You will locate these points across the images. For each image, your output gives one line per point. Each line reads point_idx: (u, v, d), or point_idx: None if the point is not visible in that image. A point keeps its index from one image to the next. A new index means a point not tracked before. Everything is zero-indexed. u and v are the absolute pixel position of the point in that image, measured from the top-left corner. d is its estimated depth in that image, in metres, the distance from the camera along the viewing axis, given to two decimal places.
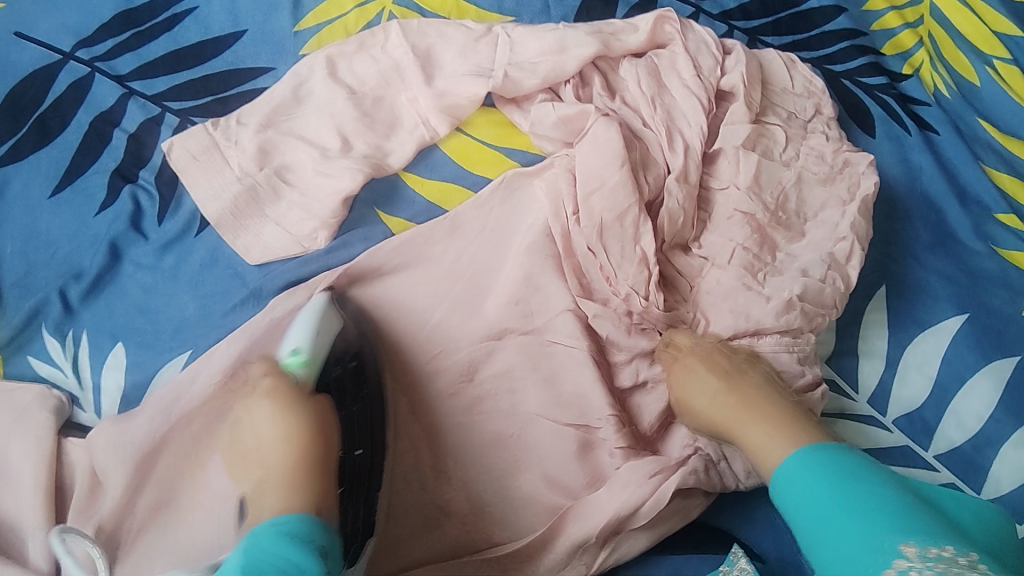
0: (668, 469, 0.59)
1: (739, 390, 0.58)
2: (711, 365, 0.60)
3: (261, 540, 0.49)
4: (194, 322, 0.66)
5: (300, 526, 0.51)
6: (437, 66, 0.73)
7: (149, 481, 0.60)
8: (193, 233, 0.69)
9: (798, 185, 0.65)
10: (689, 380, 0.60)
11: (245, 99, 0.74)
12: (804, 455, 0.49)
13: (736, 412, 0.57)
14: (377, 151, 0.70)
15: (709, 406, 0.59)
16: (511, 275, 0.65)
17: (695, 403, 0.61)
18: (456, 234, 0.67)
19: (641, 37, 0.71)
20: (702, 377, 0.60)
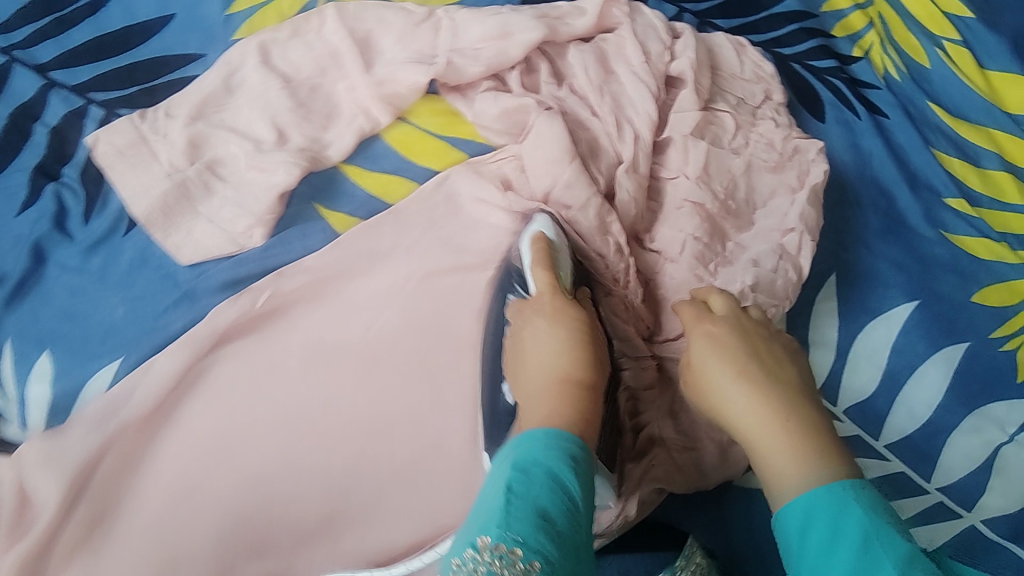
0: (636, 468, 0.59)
1: (774, 386, 0.50)
2: (740, 345, 0.52)
3: (528, 453, 0.47)
4: (125, 326, 0.62)
5: (564, 445, 0.48)
6: (376, 52, 0.70)
7: (91, 494, 0.57)
8: (121, 233, 0.65)
9: (747, 173, 0.63)
10: (722, 361, 0.51)
11: (174, 89, 0.70)
12: (844, 488, 0.42)
13: (772, 418, 0.48)
14: (314, 143, 0.67)
15: (731, 391, 0.50)
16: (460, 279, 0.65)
17: (718, 384, 0.51)
18: (402, 227, 0.66)
19: (587, 22, 0.69)
20: (729, 352, 0.52)
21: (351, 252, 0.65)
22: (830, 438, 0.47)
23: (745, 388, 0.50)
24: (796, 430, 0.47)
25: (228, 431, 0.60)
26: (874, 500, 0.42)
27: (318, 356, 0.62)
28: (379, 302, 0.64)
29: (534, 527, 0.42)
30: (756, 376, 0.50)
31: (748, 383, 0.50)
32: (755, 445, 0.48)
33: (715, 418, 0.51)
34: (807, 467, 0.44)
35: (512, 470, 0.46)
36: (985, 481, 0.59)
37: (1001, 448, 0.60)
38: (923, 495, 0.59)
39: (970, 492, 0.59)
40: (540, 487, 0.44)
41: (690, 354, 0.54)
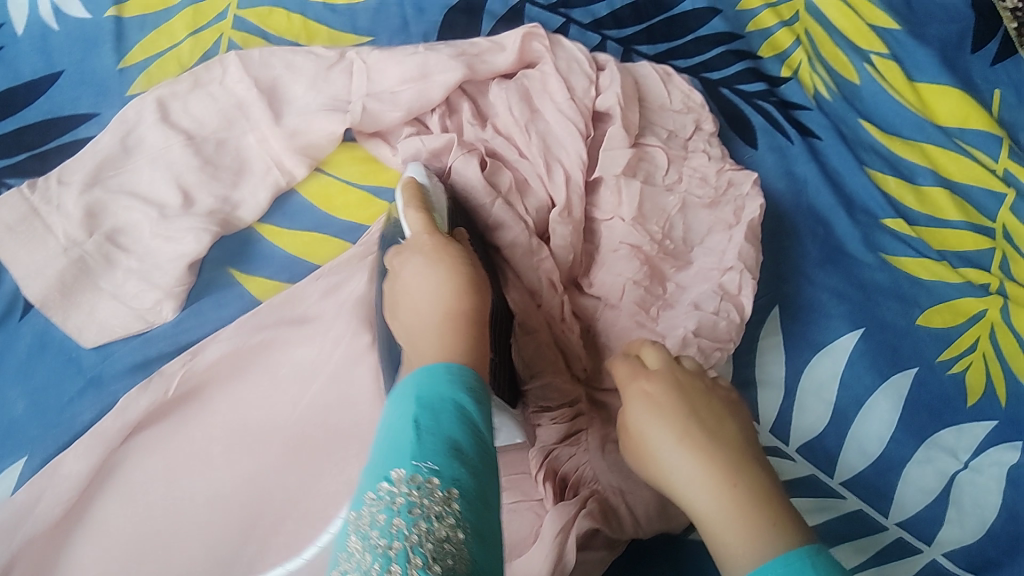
0: (572, 508, 0.53)
1: (716, 445, 0.47)
2: (677, 401, 0.50)
3: (428, 384, 0.41)
4: (27, 422, 0.57)
5: (461, 373, 0.42)
6: (285, 101, 0.65)
7: None
8: (16, 317, 0.60)
9: (682, 211, 0.61)
10: (659, 421, 0.49)
11: (67, 154, 0.64)
12: (801, 556, 0.39)
13: (718, 483, 0.45)
14: (224, 203, 0.63)
15: (672, 456, 0.47)
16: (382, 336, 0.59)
17: (659, 447, 0.48)
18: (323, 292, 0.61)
19: (508, 57, 0.65)
20: (667, 411, 0.49)
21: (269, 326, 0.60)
22: (778, 499, 0.45)
23: (686, 451, 0.47)
24: (744, 494, 0.44)
25: (149, 530, 0.55)
26: (832, 566, 0.39)
27: (241, 442, 0.58)
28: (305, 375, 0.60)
29: (447, 457, 0.37)
30: (700, 434, 0.47)
31: (689, 446, 0.47)
32: (702, 515, 0.45)
33: (660, 485, 0.49)
34: (755, 538, 0.42)
35: (412, 402, 0.40)
36: (941, 514, 0.58)
37: (954, 477, 0.59)
38: (882, 532, 0.58)
39: (928, 526, 0.58)
40: (446, 413, 0.39)
41: (629, 416, 0.51)
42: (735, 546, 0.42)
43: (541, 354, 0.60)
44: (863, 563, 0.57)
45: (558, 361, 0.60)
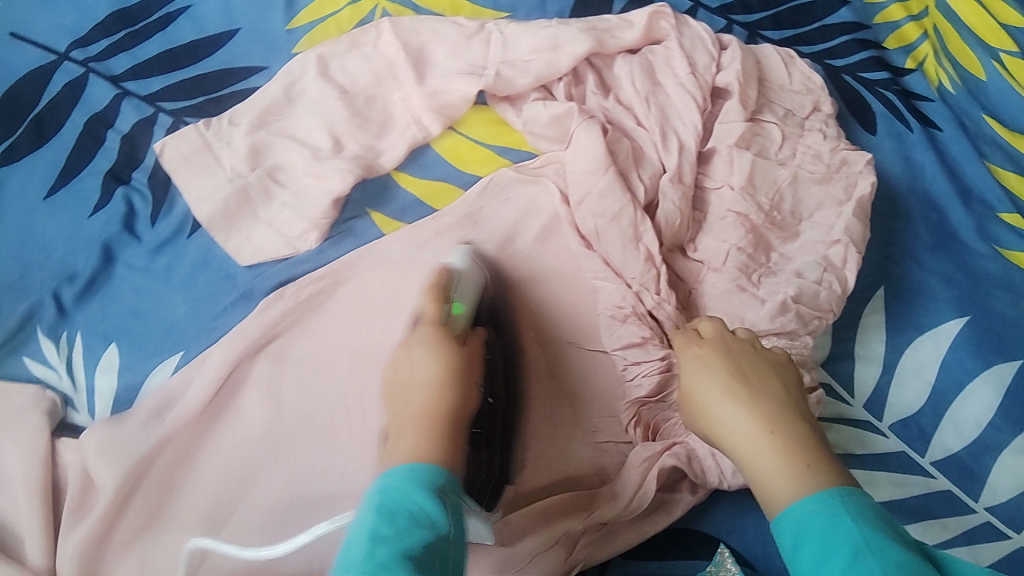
0: (654, 454, 0.59)
1: (762, 399, 0.50)
2: (728, 364, 0.53)
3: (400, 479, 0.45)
4: (187, 323, 0.66)
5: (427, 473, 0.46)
6: (429, 64, 0.72)
7: (149, 485, 0.60)
8: (185, 235, 0.68)
9: (793, 184, 0.63)
10: (705, 379, 0.53)
11: (239, 99, 0.73)
12: (831, 495, 0.42)
13: (759, 431, 0.48)
14: (369, 151, 0.70)
15: (721, 410, 0.51)
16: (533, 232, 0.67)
17: (710, 404, 0.52)
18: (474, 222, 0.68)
19: (636, 34, 0.69)
20: (716, 373, 0.52)
21: (439, 233, 0.68)
22: (819, 450, 0.47)
23: (733, 405, 0.50)
24: (782, 443, 0.47)
25: (278, 432, 0.62)
26: (863, 505, 0.42)
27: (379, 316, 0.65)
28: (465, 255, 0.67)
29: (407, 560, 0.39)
30: (743, 390, 0.51)
31: (737, 403, 0.50)
32: (745, 461, 0.48)
33: (711, 436, 0.52)
34: (794, 479, 0.45)
35: (371, 511, 0.43)
36: None
37: None
38: (970, 514, 0.58)
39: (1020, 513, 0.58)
40: (400, 522, 0.42)
41: (684, 377, 0.55)
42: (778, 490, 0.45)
43: (637, 322, 0.61)
44: (953, 541, 0.57)
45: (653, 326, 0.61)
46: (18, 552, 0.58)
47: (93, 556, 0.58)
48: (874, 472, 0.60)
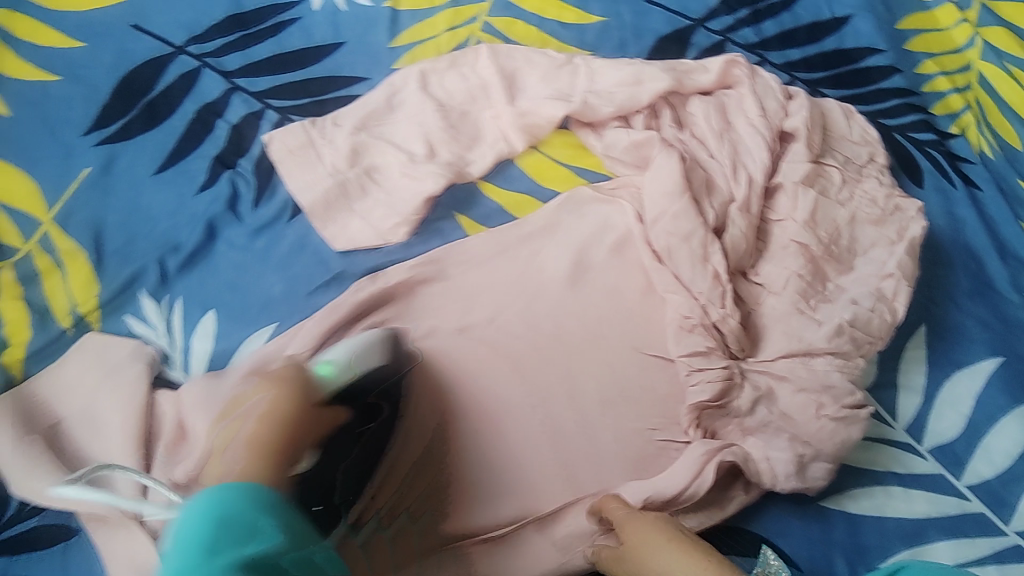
0: (712, 451, 0.63)
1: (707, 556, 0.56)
2: (662, 529, 0.58)
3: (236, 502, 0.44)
4: (281, 299, 0.70)
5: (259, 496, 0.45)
6: (519, 88, 0.79)
7: None
8: (284, 220, 0.74)
9: (850, 224, 0.70)
10: (642, 544, 0.57)
11: (342, 103, 0.80)
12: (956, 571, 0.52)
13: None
14: (458, 159, 0.76)
15: (665, 561, 0.56)
16: (609, 248, 0.72)
17: (656, 564, 0.56)
18: (554, 233, 0.74)
19: (712, 78, 0.76)
20: (652, 535, 0.57)
21: (522, 240, 0.74)
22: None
23: (679, 560, 0.55)
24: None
25: None
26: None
27: (467, 310, 0.71)
28: (546, 261, 0.73)
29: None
30: (682, 547, 0.56)
31: (677, 554, 0.56)
32: None
33: None
34: None
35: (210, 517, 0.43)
36: None
37: None
38: (1001, 536, 0.62)
39: None
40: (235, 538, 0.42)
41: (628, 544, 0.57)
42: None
43: (703, 333, 0.66)
44: (983, 559, 0.61)
45: (716, 340, 0.66)
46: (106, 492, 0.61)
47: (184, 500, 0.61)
48: (912, 490, 0.64)
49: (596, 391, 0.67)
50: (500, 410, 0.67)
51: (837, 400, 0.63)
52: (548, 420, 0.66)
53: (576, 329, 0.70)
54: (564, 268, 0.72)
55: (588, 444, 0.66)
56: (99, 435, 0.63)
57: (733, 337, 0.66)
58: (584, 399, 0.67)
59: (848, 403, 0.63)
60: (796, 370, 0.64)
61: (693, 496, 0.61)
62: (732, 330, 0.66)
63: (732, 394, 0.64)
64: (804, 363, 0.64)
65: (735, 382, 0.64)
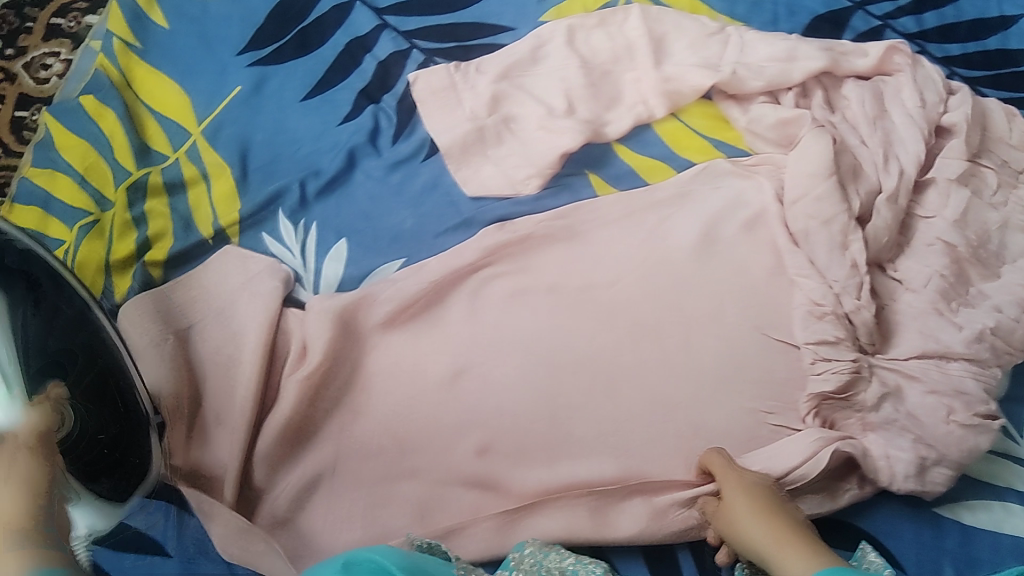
0: (829, 440, 0.62)
1: (795, 532, 0.55)
2: (761, 499, 0.58)
3: None
4: (410, 235, 0.72)
5: None
6: (667, 52, 0.78)
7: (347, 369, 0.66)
8: (420, 158, 0.75)
9: (1002, 229, 0.66)
10: (731, 508, 0.58)
11: (485, 51, 0.80)
12: None
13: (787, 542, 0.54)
14: (597, 119, 0.76)
15: (750, 526, 0.57)
16: (740, 218, 0.70)
17: (744, 529, 0.57)
18: (686, 201, 0.72)
19: (869, 63, 0.74)
20: (748, 499, 0.58)
21: (655, 205, 0.73)
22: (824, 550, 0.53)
23: (762, 523, 0.56)
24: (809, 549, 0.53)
25: (475, 345, 0.68)
26: None
27: (586, 270, 0.70)
28: (676, 226, 0.71)
29: None
30: (768, 514, 0.57)
31: (762, 522, 0.56)
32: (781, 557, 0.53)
33: (751, 554, 0.56)
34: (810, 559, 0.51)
35: None
36: None
37: None
38: None
39: None
40: None
41: (725, 505, 0.59)
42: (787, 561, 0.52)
43: (833, 322, 0.65)
44: None
45: (846, 332, 0.64)
46: (231, 400, 0.64)
47: (307, 416, 0.64)
48: None
49: (715, 367, 0.66)
50: (614, 374, 0.67)
51: (969, 407, 0.61)
52: (661, 387, 0.66)
53: (700, 300, 0.68)
54: (692, 236, 0.70)
55: (700, 418, 0.65)
56: (226, 354, 0.66)
57: (864, 330, 0.64)
58: (701, 371, 0.66)
59: (980, 412, 0.61)
60: (929, 372, 0.62)
61: (808, 480, 0.61)
62: (863, 323, 0.64)
63: (857, 388, 0.63)
64: (937, 365, 0.63)
65: (862, 376, 0.63)
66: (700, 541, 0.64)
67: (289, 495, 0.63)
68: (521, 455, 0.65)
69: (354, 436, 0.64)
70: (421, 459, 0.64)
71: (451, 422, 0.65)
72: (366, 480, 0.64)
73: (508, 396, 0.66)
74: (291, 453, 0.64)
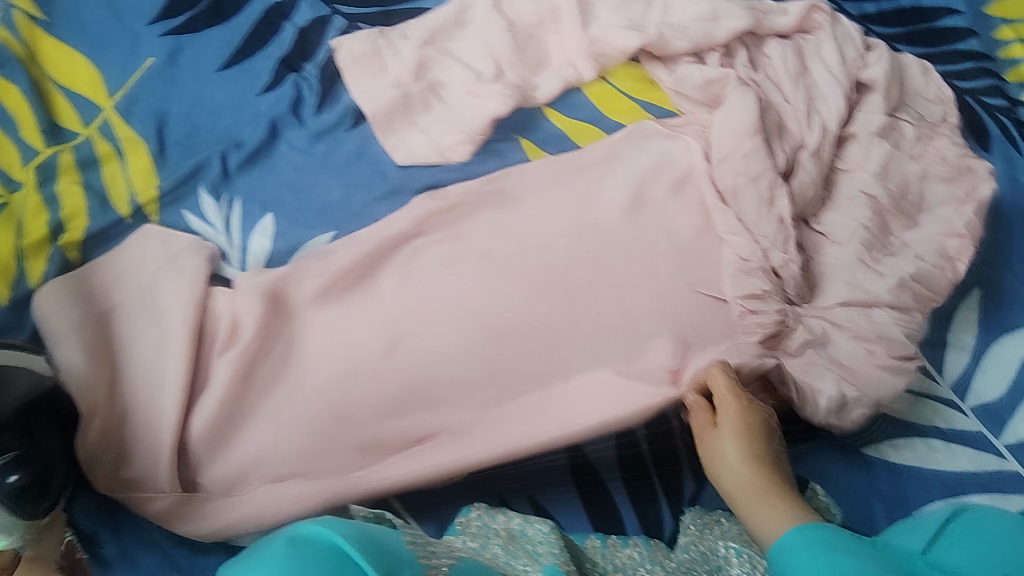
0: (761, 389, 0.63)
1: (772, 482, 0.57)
2: (757, 440, 0.60)
3: None
4: (339, 206, 0.70)
5: None
6: (592, 14, 0.77)
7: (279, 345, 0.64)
8: (346, 127, 0.73)
9: (920, 180, 0.69)
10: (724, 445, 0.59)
11: (408, 16, 0.78)
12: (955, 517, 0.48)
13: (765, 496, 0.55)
14: (525, 83, 0.75)
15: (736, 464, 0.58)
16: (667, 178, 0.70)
17: (731, 467, 0.58)
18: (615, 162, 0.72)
19: (790, 20, 0.75)
20: (748, 439, 0.59)
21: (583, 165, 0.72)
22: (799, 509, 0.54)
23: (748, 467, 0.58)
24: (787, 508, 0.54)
25: (409, 315, 0.65)
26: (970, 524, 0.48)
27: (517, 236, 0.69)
28: (605, 186, 0.71)
29: None
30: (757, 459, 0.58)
31: (753, 466, 0.58)
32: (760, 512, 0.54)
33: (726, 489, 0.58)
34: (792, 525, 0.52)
35: None
36: None
37: None
38: None
39: None
40: None
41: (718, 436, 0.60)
42: (761, 512, 0.54)
43: (761, 276, 0.66)
44: None
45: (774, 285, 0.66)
46: (160, 381, 0.62)
47: (239, 393, 0.63)
48: (954, 445, 0.65)
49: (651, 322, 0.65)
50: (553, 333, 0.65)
51: (893, 350, 0.63)
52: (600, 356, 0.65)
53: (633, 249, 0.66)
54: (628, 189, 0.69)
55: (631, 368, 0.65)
56: (155, 340, 0.63)
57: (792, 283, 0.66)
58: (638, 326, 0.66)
59: (900, 354, 0.63)
60: (856, 320, 0.64)
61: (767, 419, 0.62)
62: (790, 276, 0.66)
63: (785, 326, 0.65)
64: (863, 312, 0.64)
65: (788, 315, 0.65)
66: (644, 498, 0.64)
67: (225, 476, 0.62)
68: (463, 422, 0.64)
69: (288, 412, 0.62)
70: (360, 431, 0.63)
71: (387, 396, 0.63)
72: (304, 454, 0.62)
73: (439, 364, 0.64)
74: (223, 434, 0.62)
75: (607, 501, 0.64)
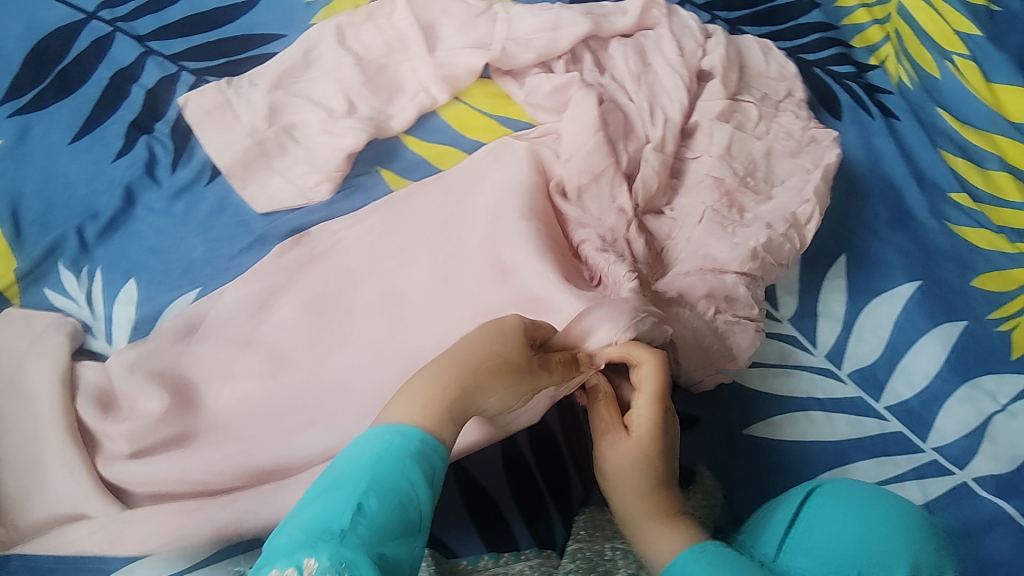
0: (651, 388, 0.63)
1: (664, 492, 0.56)
2: (658, 443, 0.57)
3: None
4: (203, 262, 0.69)
5: None
6: (438, 39, 0.79)
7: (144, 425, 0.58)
8: (203, 182, 0.73)
9: (767, 157, 0.70)
10: (621, 453, 0.57)
11: (256, 62, 0.79)
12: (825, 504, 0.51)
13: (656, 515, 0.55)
14: (379, 114, 0.75)
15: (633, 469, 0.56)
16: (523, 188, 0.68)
17: (622, 472, 0.57)
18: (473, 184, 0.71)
19: (630, 20, 0.77)
20: (648, 443, 0.56)
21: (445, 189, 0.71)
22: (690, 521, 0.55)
23: (642, 474, 0.56)
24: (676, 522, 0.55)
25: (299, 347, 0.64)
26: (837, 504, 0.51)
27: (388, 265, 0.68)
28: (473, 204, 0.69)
29: None
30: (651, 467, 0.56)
31: (646, 471, 0.56)
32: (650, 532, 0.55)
33: (617, 491, 0.57)
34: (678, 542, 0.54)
35: None
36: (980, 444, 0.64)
37: (991, 417, 0.65)
38: (919, 452, 0.64)
39: (964, 454, 0.64)
40: None
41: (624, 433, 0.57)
42: (657, 530, 0.54)
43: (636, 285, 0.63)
44: (903, 476, 0.62)
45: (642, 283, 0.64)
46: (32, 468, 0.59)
47: None
48: (831, 410, 0.66)
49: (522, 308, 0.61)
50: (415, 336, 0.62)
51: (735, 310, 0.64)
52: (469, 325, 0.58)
53: (493, 260, 0.65)
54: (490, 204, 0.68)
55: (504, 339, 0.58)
56: (23, 434, 0.58)
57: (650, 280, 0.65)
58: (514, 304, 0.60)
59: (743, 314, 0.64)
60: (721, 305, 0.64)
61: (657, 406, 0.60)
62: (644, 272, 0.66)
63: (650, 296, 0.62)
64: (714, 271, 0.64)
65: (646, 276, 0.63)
66: (536, 511, 0.62)
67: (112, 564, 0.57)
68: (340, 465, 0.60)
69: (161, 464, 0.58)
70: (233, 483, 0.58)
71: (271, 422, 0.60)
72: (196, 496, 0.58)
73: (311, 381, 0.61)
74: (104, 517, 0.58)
75: (499, 521, 0.61)
